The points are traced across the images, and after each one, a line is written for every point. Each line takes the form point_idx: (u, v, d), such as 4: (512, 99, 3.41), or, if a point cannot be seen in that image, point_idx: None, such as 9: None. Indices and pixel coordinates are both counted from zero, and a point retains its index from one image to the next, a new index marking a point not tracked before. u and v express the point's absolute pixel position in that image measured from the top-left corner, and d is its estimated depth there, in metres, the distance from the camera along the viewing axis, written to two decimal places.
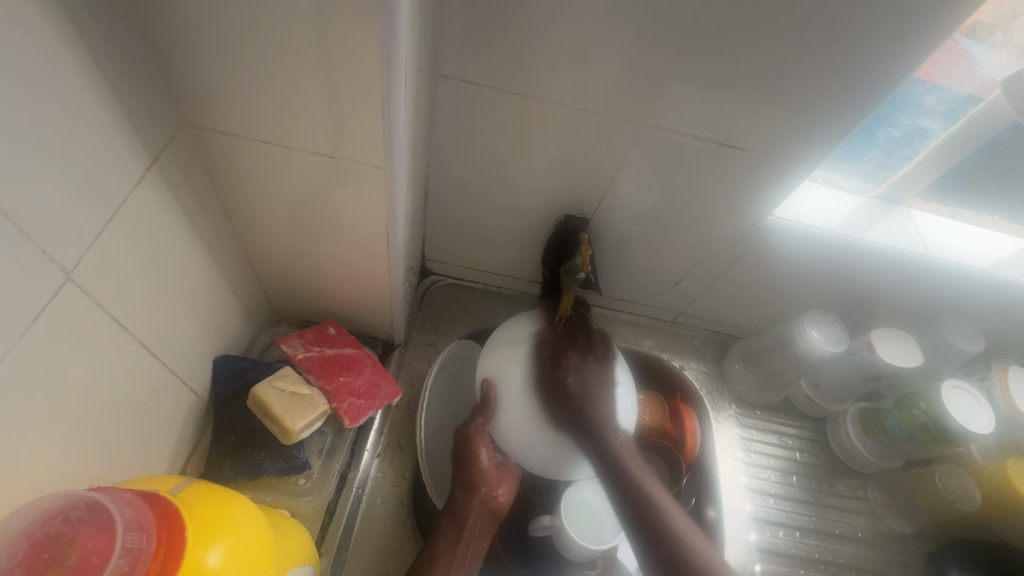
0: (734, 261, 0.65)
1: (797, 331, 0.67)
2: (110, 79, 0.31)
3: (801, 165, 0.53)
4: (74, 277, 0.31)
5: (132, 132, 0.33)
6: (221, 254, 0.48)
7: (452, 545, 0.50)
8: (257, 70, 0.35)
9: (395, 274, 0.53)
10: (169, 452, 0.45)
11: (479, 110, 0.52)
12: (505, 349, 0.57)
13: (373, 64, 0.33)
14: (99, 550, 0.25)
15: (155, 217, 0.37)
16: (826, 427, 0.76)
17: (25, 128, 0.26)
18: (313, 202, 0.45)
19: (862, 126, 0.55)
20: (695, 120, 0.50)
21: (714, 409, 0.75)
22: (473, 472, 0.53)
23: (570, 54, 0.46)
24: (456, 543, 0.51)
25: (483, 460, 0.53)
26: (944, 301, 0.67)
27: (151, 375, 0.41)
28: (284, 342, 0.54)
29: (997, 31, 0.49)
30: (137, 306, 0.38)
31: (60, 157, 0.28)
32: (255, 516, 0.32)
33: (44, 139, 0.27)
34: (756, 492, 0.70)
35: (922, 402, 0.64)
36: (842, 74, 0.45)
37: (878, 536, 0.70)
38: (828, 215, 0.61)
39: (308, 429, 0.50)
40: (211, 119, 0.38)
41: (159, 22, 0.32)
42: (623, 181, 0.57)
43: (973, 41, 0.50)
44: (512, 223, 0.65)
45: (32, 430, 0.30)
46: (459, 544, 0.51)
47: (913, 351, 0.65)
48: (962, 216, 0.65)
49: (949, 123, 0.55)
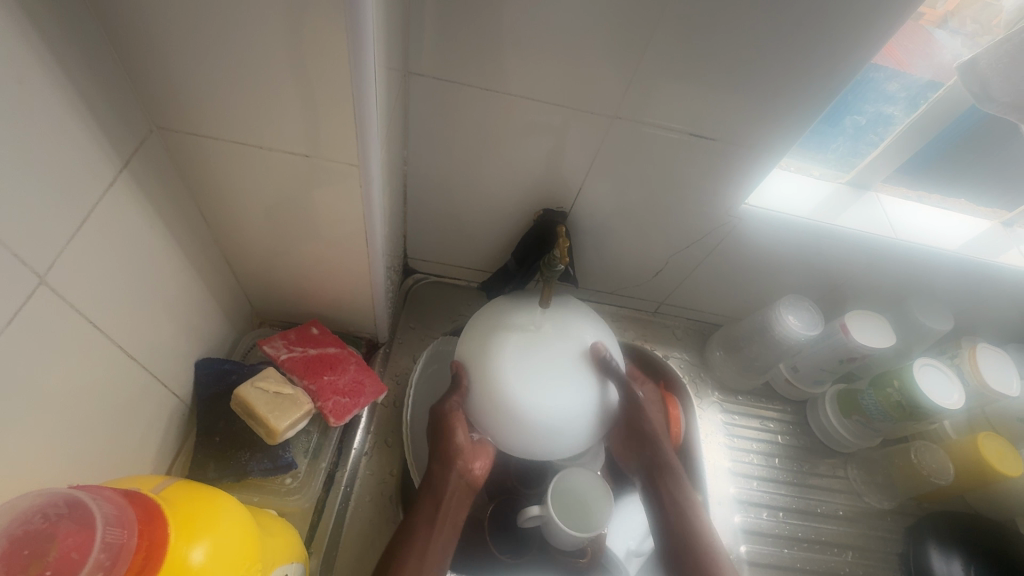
0: (711, 250, 0.67)
1: (773, 317, 0.69)
2: (77, 82, 0.31)
3: (770, 153, 0.54)
4: (48, 282, 0.31)
5: (102, 135, 0.33)
6: (199, 257, 0.48)
7: (428, 520, 0.51)
8: (228, 72, 0.35)
9: (375, 272, 0.53)
10: (152, 456, 0.45)
11: (453, 107, 0.53)
12: (484, 330, 0.56)
13: (343, 63, 0.33)
14: (78, 546, 0.24)
15: (129, 220, 0.37)
16: (806, 410, 0.78)
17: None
18: (289, 202, 0.45)
19: (828, 112, 0.57)
20: (665, 112, 0.51)
21: (697, 396, 0.77)
22: (449, 450, 0.53)
23: (541, 50, 0.47)
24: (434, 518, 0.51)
25: (459, 439, 0.53)
26: (914, 283, 0.69)
27: (131, 378, 0.41)
28: (267, 343, 0.55)
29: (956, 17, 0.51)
30: (113, 310, 0.37)
31: (30, 162, 0.28)
32: (239, 512, 0.32)
33: (14, 145, 0.27)
34: (740, 475, 0.71)
35: (896, 380, 0.66)
36: (804, 64, 0.47)
37: (859, 513, 0.72)
38: (800, 202, 0.63)
39: (293, 428, 0.50)
40: (182, 121, 0.38)
41: (126, 25, 0.32)
42: (598, 173, 0.58)
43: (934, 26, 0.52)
44: (491, 218, 0.66)
45: (10, 435, 0.30)
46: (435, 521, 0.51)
47: (886, 332, 0.67)
48: (929, 200, 0.67)
49: (911, 109, 0.57)
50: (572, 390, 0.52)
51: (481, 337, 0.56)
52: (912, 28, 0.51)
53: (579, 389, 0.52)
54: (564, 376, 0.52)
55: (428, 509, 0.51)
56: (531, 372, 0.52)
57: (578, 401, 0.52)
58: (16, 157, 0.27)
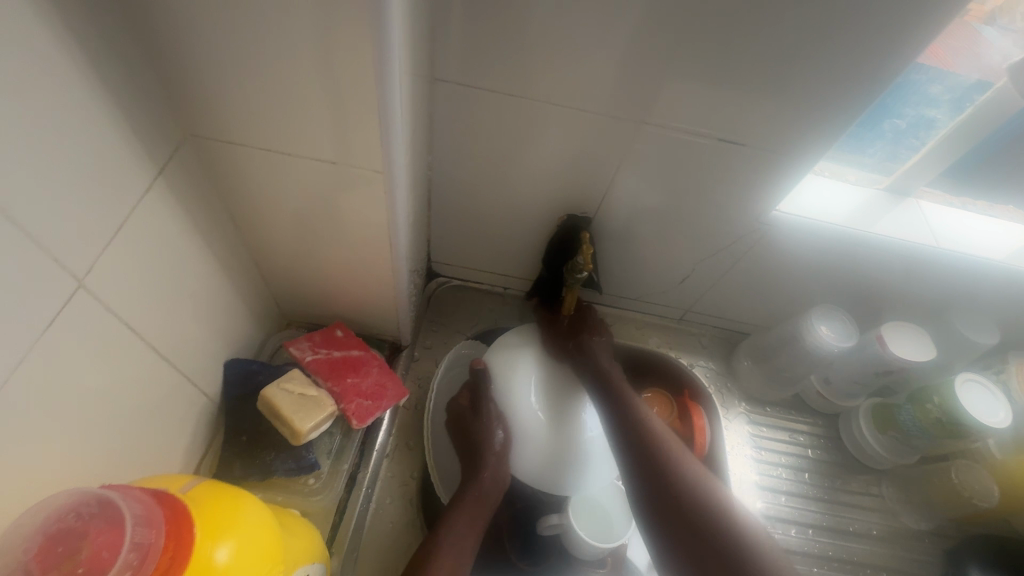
0: (738, 258, 0.65)
1: (805, 327, 0.66)
2: (117, 93, 0.32)
3: (804, 159, 0.52)
4: (85, 284, 0.32)
5: (136, 143, 0.34)
6: (229, 260, 0.49)
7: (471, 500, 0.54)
8: (257, 80, 0.35)
9: (399, 276, 0.54)
10: (181, 454, 0.47)
11: (477, 112, 0.53)
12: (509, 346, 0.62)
13: (367, 66, 0.33)
14: (108, 544, 0.25)
15: (162, 226, 0.38)
16: (838, 423, 0.75)
17: (19, 138, 0.26)
18: (314, 207, 0.46)
19: (865, 117, 0.55)
20: (694, 116, 0.50)
21: (724, 406, 0.75)
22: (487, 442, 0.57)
23: (568, 54, 0.47)
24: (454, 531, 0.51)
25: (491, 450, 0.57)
26: (956, 294, 0.66)
27: (163, 379, 0.42)
28: (293, 345, 0.56)
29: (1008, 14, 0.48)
30: (146, 311, 0.38)
31: (61, 167, 0.29)
32: (261, 511, 0.33)
33: (44, 153, 0.28)
34: (767, 490, 0.69)
35: (936, 397, 0.63)
36: (841, 64, 0.45)
37: (893, 532, 0.69)
38: (835, 207, 0.61)
39: (317, 430, 0.51)
40: (213, 129, 0.39)
41: (159, 33, 0.33)
42: (623, 179, 0.58)
43: (985, 23, 0.49)
44: (515, 224, 0.66)
45: (43, 434, 0.31)
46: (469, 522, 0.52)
47: (925, 345, 0.64)
48: (975, 206, 0.64)
49: (956, 113, 0.54)
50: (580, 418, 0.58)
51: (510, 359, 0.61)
52: (960, 24, 0.48)
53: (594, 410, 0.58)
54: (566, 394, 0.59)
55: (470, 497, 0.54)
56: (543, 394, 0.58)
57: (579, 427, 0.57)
58: (44, 162, 0.28)
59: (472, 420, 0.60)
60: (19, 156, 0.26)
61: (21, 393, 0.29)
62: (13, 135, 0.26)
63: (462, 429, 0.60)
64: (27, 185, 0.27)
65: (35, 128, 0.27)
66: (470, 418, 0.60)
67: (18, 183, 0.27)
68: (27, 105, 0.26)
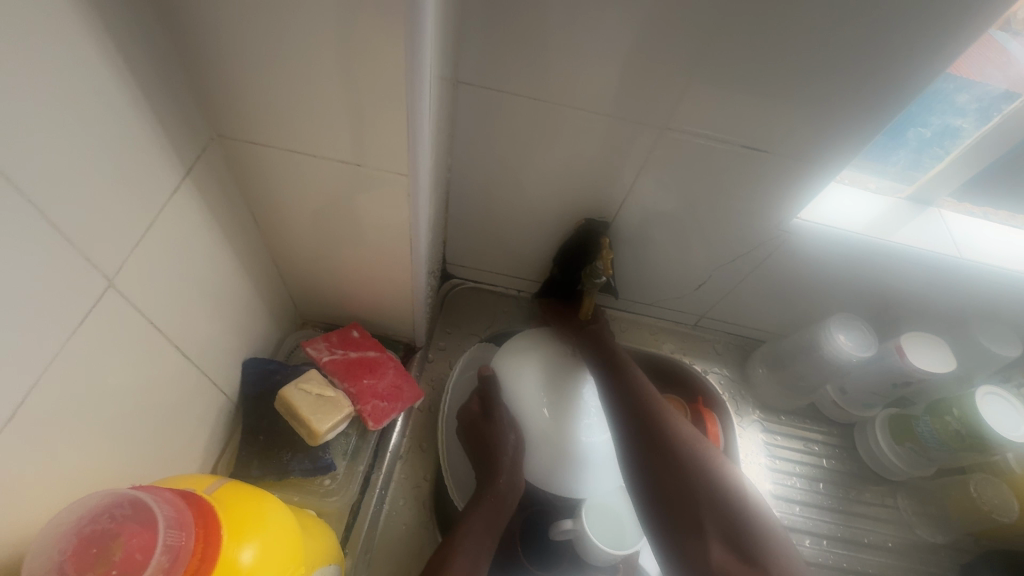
0: (756, 265, 0.65)
1: (823, 335, 0.66)
2: (148, 95, 0.32)
3: (827, 168, 0.52)
4: (114, 284, 0.32)
5: (166, 144, 0.34)
6: (249, 260, 0.49)
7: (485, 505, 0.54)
8: (286, 82, 0.35)
9: (417, 278, 0.54)
10: (200, 452, 0.47)
11: (498, 116, 0.53)
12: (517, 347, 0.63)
13: (397, 70, 0.33)
14: (142, 546, 0.25)
15: (187, 227, 0.38)
16: (854, 433, 0.74)
17: (56, 140, 0.26)
18: (336, 209, 0.46)
19: (890, 126, 0.54)
20: (717, 122, 0.50)
21: (737, 413, 0.74)
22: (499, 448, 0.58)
23: (593, 59, 0.46)
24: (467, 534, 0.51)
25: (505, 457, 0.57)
26: (978, 306, 0.65)
27: (184, 378, 0.42)
28: (309, 344, 0.56)
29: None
30: (170, 310, 0.39)
31: (93, 169, 0.29)
32: (284, 514, 0.33)
33: (79, 154, 0.28)
34: (781, 500, 0.69)
35: (955, 409, 0.62)
36: (869, 73, 0.44)
37: (909, 545, 0.68)
38: (857, 215, 0.60)
39: (334, 431, 0.51)
40: (240, 130, 0.39)
41: (192, 36, 0.33)
42: (643, 184, 0.57)
43: (1007, 34, 0.48)
44: (532, 227, 0.66)
45: (70, 433, 0.31)
46: (483, 525, 0.52)
47: (945, 356, 0.63)
48: (998, 216, 0.63)
49: (982, 122, 0.53)
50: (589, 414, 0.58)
51: (518, 360, 0.61)
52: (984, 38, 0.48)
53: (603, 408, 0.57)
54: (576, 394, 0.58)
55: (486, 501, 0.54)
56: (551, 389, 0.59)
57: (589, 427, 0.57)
58: (78, 163, 0.28)
59: (484, 426, 0.59)
60: (55, 157, 0.26)
61: (50, 393, 0.29)
62: (48, 136, 0.26)
63: (475, 435, 0.60)
64: (62, 186, 0.27)
65: (71, 129, 0.27)
66: (482, 425, 0.59)
67: (54, 185, 0.27)
68: (64, 107, 0.26)
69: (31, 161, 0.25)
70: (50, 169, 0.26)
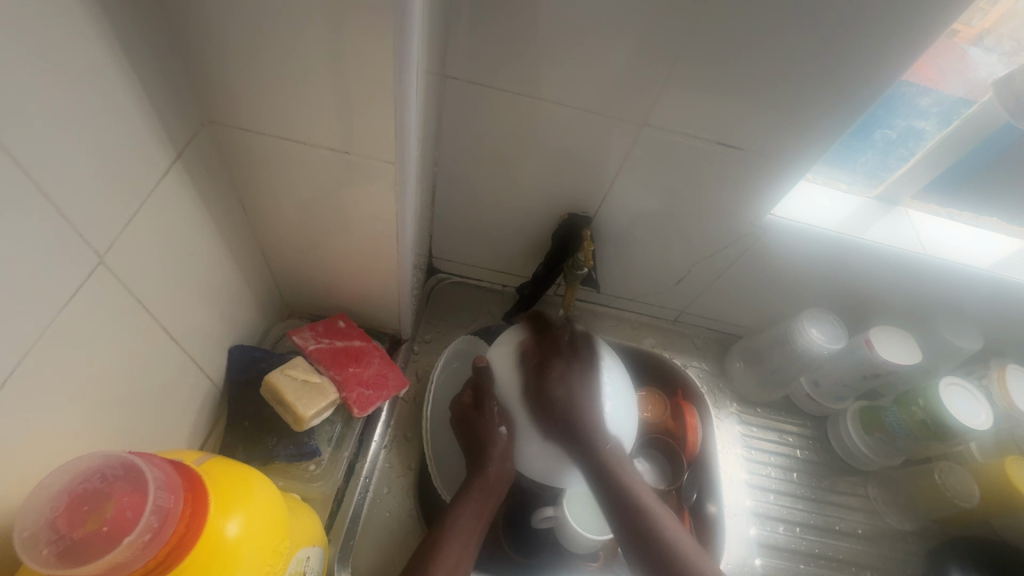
0: (733, 260, 0.67)
1: (796, 329, 0.68)
2: (142, 77, 0.33)
3: (798, 165, 0.54)
4: (105, 261, 0.33)
5: (158, 126, 0.35)
6: (237, 247, 0.50)
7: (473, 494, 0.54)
8: (277, 69, 0.36)
9: (404, 268, 0.55)
10: (185, 436, 0.47)
11: (484, 110, 0.54)
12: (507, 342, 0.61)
13: (386, 61, 0.34)
14: (132, 505, 0.26)
15: (178, 209, 0.39)
16: (827, 425, 0.77)
17: (50, 117, 0.27)
18: (324, 198, 0.47)
19: (857, 127, 0.57)
20: (694, 120, 0.52)
21: (716, 406, 0.76)
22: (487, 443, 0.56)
23: (575, 55, 0.48)
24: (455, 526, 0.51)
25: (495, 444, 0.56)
26: (942, 301, 0.68)
27: (171, 360, 0.43)
28: (296, 333, 0.56)
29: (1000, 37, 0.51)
30: (159, 291, 0.39)
31: (84, 148, 0.30)
32: (270, 490, 0.34)
33: (73, 132, 0.29)
34: (757, 489, 0.71)
35: (921, 399, 0.65)
36: (837, 75, 0.46)
37: (878, 533, 0.70)
38: (828, 214, 0.63)
39: (319, 417, 0.52)
40: (231, 117, 0.40)
41: (187, 22, 0.34)
42: (624, 180, 0.59)
43: (976, 45, 0.52)
44: (516, 222, 0.67)
45: (58, 407, 0.32)
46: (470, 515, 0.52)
47: (911, 348, 0.66)
48: (961, 217, 0.66)
49: (944, 125, 0.56)
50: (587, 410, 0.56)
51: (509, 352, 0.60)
52: (948, 45, 0.51)
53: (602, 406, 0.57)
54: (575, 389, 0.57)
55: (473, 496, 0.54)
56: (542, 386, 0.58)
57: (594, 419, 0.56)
58: (72, 141, 0.29)
59: (476, 418, 0.58)
60: (50, 133, 0.27)
61: (41, 364, 0.30)
62: (41, 114, 0.26)
63: (467, 427, 0.58)
64: (55, 162, 0.28)
65: (65, 106, 0.28)
66: (473, 416, 0.58)
67: (48, 160, 0.27)
68: (61, 86, 0.27)
69: (27, 136, 0.26)
70: (45, 146, 0.27)
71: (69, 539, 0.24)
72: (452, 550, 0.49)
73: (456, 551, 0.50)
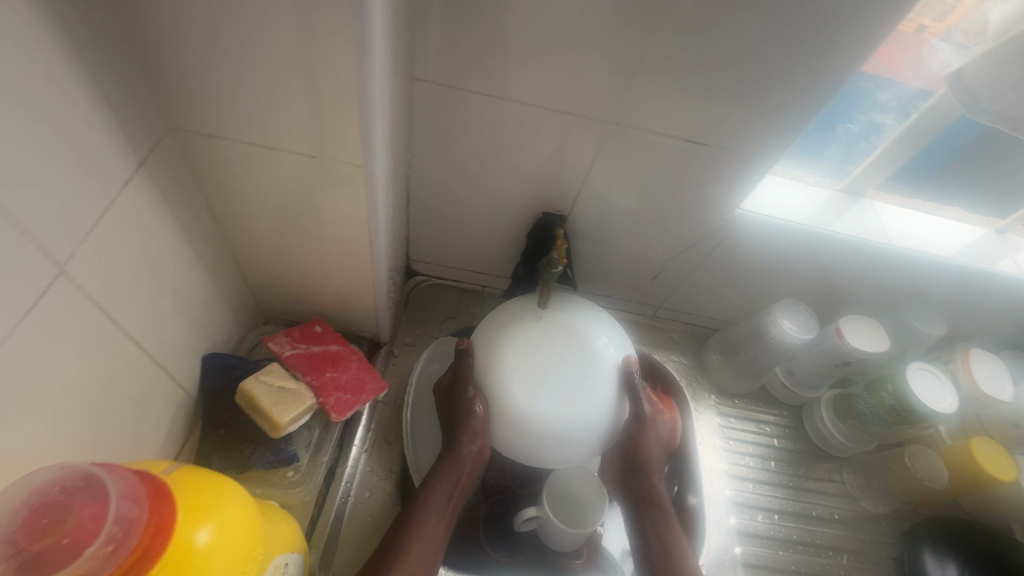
0: (705, 255, 0.68)
1: (769, 320, 0.69)
2: (101, 85, 0.32)
3: (765, 160, 0.56)
4: (66, 272, 0.33)
5: (120, 134, 0.35)
6: (208, 255, 0.49)
7: (443, 477, 0.53)
8: (240, 74, 0.36)
9: (379, 272, 0.55)
10: (159, 446, 0.47)
11: (455, 112, 0.54)
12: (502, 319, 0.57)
13: (350, 65, 0.35)
14: (94, 515, 0.26)
15: (143, 217, 0.39)
16: (802, 414, 0.78)
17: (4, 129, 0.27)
18: (295, 204, 0.47)
19: (820, 121, 0.58)
20: (662, 118, 0.53)
21: (694, 399, 0.78)
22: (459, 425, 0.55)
23: (542, 57, 0.49)
24: (426, 505, 0.51)
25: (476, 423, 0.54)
26: (908, 290, 0.70)
27: (141, 370, 0.42)
28: (271, 340, 0.56)
29: (966, 34, 0.52)
30: (127, 301, 0.39)
31: (41, 159, 0.29)
32: (242, 498, 0.34)
33: (27, 141, 0.28)
34: (736, 478, 0.72)
35: (890, 385, 0.67)
36: (797, 72, 0.48)
37: (854, 516, 0.72)
38: (796, 208, 0.64)
39: (296, 422, 0.52)
40: (195, 123, 0.40)
41: (147, 29, 0.34)
42: (596, 179, 0.60)
43: (941, 40, 0.52)
44: (492, 222, 0.67)
45: (21, 420, 0.31)
46: (442, 495, 0.52)
47: (880, 336, 0.67)
48: (926, 207, 0.68)
49: (903, 118, 0.58)
50: (583, 397, 0.52)
51: (489, 327, 0.58)
52: (914, 39, 0.52)
53: (583, 399, 0.52)
54: (568, 372, 0.52)
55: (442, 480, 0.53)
56: (536, 367, 0.52)
57: (586, 413, 0.52)
58: (28, 152, 0.28)
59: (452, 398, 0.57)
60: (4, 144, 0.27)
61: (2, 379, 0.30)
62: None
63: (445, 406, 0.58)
64: (10, 173, 0.28)
65: (20, 116, 0.27)
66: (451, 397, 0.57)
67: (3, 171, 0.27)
68: (15, 96, 0.27)
69: None
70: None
71: (27, 552, 0.24)
72: (427, 532, 0.50)
73: (431, 531, 0.50)
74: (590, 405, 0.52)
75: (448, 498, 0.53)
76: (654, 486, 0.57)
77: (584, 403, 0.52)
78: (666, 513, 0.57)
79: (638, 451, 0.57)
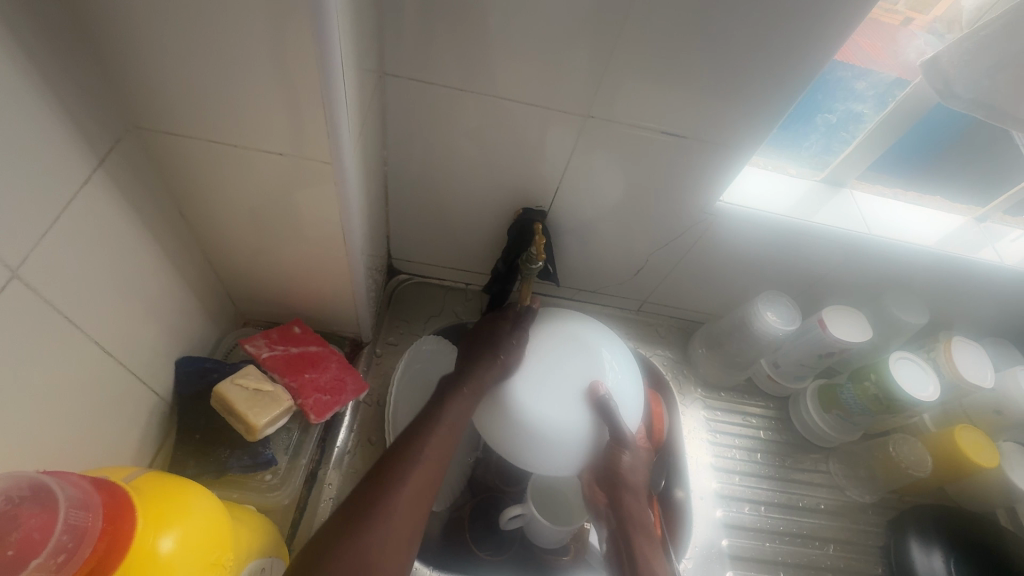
0: (688, 248, 0.68)
1: (753, 313, 0.69)
2: (51, 83, 0.31)
3: (743, 151, 0.55)
4: (21, 276, 0.32)
5: (74, 133, 0.34)
6: (178, 256, 0.48)
7: (456, 409, 0.51)
8: (199, 70, 0.35)
9: (356, 272, 0.54)
10: (131, 453, 0.46)
11: (429, 107, 0.54)
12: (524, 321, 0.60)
13: (311, 58, 0.34)
14: (42, 526, 0.25)
15: (104, 218, 0.38)
16: (788, 406, 0.79)
17: None
18: (265, 203, 0.46)
19: (797, 111, 0.58)
20: (638, 111, 0.52)
21: (681, 393, 0.77)
22: (491, 352, 0.55)
23: (514, 50, 0.48)
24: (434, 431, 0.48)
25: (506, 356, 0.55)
26: (890, 279, 0.70)
27: (109, 375, 0.41)
28: (248, 341, 0.55)
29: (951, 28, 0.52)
30: (90, 304, 0.38)
31: None
32: (209, 501, 0.33)
33: None
34: (722, 471, 0.72)
35: (873, 374, 0.67)
36: (771, 62, 0.47)
37: (840, 507, 0.72)
38: (776, 199, 0.64)
39: (273, 425, 0.51)
40: (157, 121, 0.39)
41: (100, 26, 0.33)
42: (575, 173, 0.59)
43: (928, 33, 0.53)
44: (472, 218, 0.67)
45: None
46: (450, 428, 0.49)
47: (862, 326, 0.67)
48: (907, 196, 0.68)
49: (881, 107, 0.58)
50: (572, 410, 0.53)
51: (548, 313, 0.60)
52: (901, 31, 0.53)
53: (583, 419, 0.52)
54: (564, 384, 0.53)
55: (461, 401, 0.52)
56: (539, 372, 0.54)
57: (571, 423, 0.52)
58: None
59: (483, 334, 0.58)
60: None
61: None
62: None
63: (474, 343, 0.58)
64: None
65: None
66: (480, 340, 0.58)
67: None
68: None
69: None
70: None
71: None
72: (420, 475, 0.44)
73: (427, 469, 0.45)
74: (586, 424, 0.53)
75: (452, 430, 0.49)
76: (633, 506, 0.52)
77: (575, 414, 0.52)
78: (641, 534, 0.52)
79: (619, 471, 0.53)
